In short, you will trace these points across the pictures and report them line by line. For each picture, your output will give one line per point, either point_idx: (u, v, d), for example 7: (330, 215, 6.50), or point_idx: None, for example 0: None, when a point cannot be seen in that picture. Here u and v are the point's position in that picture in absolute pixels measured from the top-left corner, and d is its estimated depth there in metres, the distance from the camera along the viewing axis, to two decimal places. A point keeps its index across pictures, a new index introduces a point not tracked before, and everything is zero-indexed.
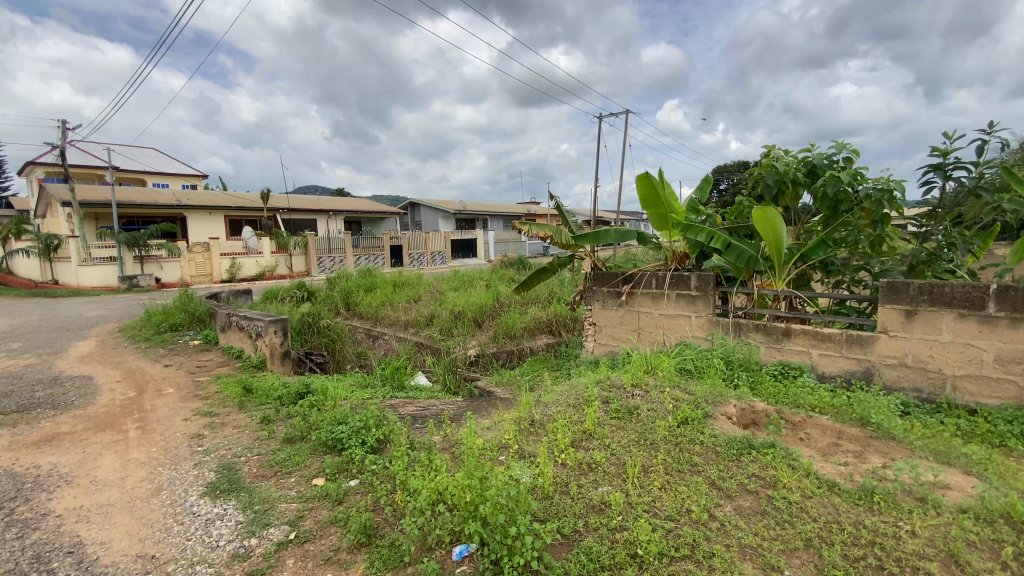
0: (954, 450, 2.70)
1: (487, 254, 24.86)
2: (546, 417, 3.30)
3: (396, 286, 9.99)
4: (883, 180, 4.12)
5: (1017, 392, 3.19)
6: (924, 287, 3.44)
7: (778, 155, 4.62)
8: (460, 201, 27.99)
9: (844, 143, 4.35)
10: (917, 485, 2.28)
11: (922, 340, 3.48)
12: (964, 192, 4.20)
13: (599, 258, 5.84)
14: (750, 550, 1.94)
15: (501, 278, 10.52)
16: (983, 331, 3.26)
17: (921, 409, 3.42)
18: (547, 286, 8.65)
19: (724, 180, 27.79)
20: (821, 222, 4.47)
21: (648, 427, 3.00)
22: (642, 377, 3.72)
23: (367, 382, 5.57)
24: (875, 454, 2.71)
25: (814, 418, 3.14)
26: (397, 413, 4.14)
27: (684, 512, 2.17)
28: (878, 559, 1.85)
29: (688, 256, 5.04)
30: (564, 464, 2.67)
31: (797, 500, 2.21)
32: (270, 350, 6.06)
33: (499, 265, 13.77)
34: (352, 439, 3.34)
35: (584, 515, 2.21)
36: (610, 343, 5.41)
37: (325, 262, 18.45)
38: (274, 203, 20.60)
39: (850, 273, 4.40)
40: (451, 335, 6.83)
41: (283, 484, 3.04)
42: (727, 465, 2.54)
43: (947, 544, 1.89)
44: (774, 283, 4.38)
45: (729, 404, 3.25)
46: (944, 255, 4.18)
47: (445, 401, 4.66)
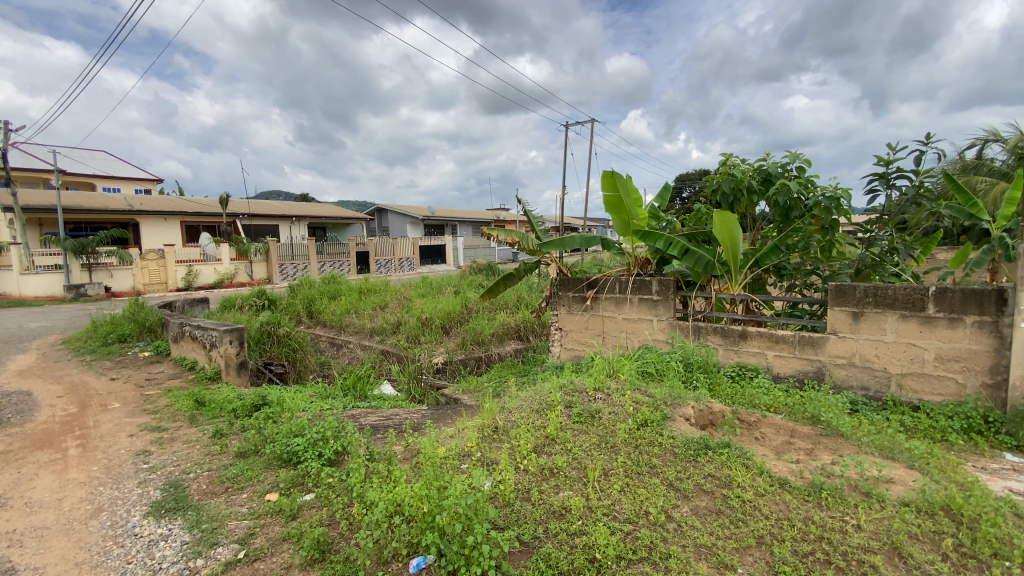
0: (898, 445, 2.82)
1: (456, 260, 24.72)
2: (510, 424, 3.27)
3: (362, 293, 9.80)
4: (832, 188, 4.30)
5: (956, 388, 3.35)
6: (869, 289, 3.59)
7: (734, 163, 4.76)
8: (428, 207, 27.78)
9: (796, 152, 4.52)
10: (862, 480, 2.37)
11: (868, 341, 3.64)
12: (908, 199, 4.42)
13: (564, 264, 5.88)
14: (705, 549, 1.96)
15: (469, 284, 10.46)
16: (924, 331, 3.42)
17: (868, 406, 3.58)
18: (515, 293, 8.64)
19: (686, 190, 28.48)
20: (775, 228, 4.63)
21: (608, 430, 3.02)
22: (605, 381, 3.75)
23: (328, 393, 5.39)
24: (825, 451, 2.81)
25: (768, 418, 3.22)
26: (358, 424, 4.03)
27: (642, 514, 2.19)
28: (825, 553, 1.89)
29: (650, 262, 5.14)
30: (525, 471, 2.64)
31: (750, 498, 2.25)
32: (225, 361, 5.82)
33: (468, 272, 13.71)
34: (308, 451, 3.22)
35: (545, 521, 2.19)
36: (576, 347, 5.45)
37: (288, 269, 17.87)
38: (234, 207, 19.93)
39: (801, 277, 4.57)
40: (417, 342, 6.72)
41: (234, 500, 2.90)
42: (685, 466, 2.57)
43: (890, 537, 1.96)
44: (731, 287, 4.51)
45: (687, 405, 3.32)
46: (889, 260, 4.38)
47: (409, 410, 4.56)
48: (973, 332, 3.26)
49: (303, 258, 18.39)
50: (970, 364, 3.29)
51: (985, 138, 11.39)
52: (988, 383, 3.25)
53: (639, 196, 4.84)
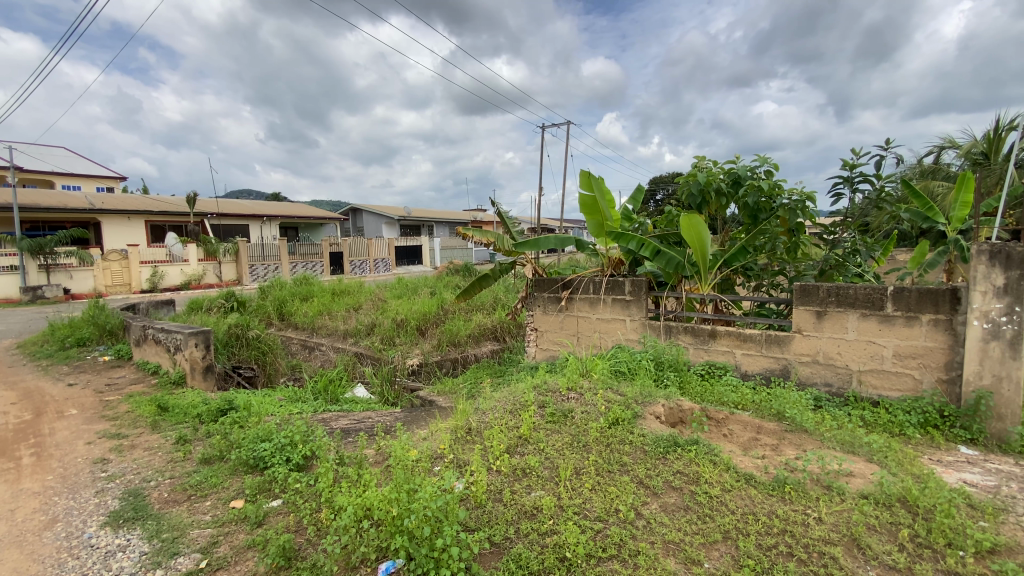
0: (858, 439, 2.92)
1: (432, 261, 24.58)
2: (483, 425, 3.25)
3: (335, 295, 9.64)
4: (797, 191, 4.43)
5: (913, 384, 3.49)
6: (832, 289, 3.71)
7: (705, 165, 4.86)
8: (404, 207, 27.52)
9: (764, 156, 4.64)
10: (823, 474, 2.44)
11: (831, 339, 3.75)
12: (870, 202, 4.58)
13: (539, 264, 5.90)
14: (673, 545, 1.99)
15: (445, 285, 10.39)
16: (883, 329, 3.55)
17: (831, 402, 3.70)
18: (491, 293, 8.62)
19: (660, 192, 28.91)
20: (743, 230, 4.74)
21: (581, 429, 3.03)
22: (579, 380, 3.77)
23: (298, 396, 5.27)
24: (789, 446, 2.88)
25: (736, 415, 3.30)
26: (328, 427, 3.95)
27: (613, 512, 2.20)
28: (788, 546, 1.94)
29: (623, 263, 5.20)
30: (498, 471, 2.63)
31: (717, 494, 2.29)
32: (191, 365, 5.64)
33: (444, 272, 13.63)
34: (275, 456, 3.14)
35: (516, 521, 2.19)
36: (551, 347, 5.46)
37: (258, 270, 17.47)
38: (202, 207, 19.29)
39: (768, 277, 4.69)
40: (392, 344, 6.64)
41: (197, 508, 2.80)
42: (654, 463, 2.61)
43: (849, 529, 2.02)
44: (701, 287, 4.60)
45: (657, 404, 3.36)
46: (851, 261, 4.52)
47: (382, 413, 4.49)
48: (929, 329, 3.39)
49: (274, 259, 17.96)
50: (926, 361, 3.43)
51: (941, 145, 11.94)
52: (943, 378, 3.38)
53: (613, 197, 4.88)
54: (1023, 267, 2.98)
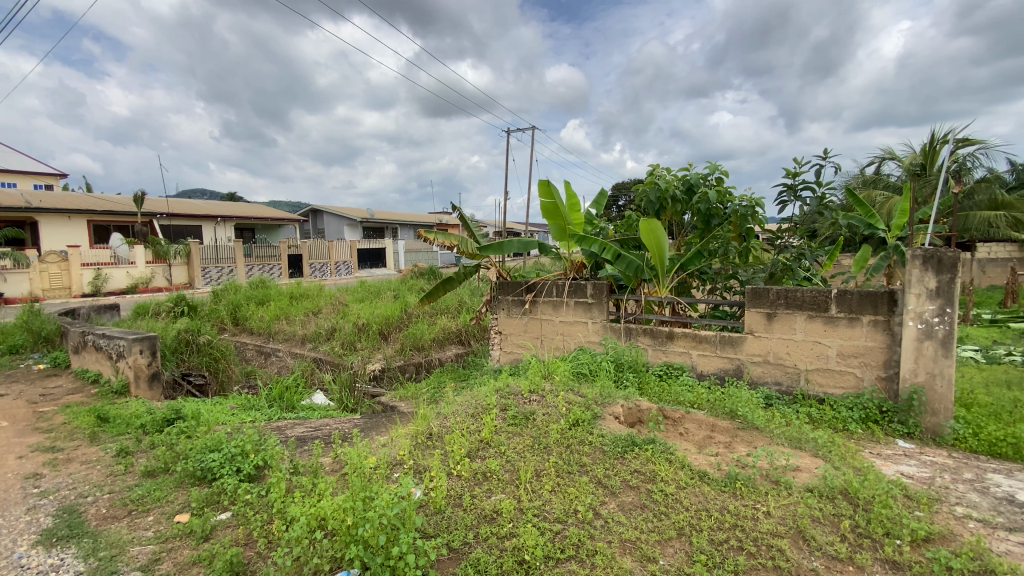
0: (804, 435, 3.05)
1: (396, 264, 24.25)
2: (444, 429, 3.21)
3: (294, 299, 9.34)
4: (747, 198, 4.61)
5: (855, 381, 3.66)
6: (781, 292, 3.88)
7: (661, 173, 4.99)
8: (367, 209, 27.06)
9: (715, 164, 4.81)
10: (772, 469, 2.54)
11: (780, 339, 3.91)
12: (815, 210, 4.81)
13: (503, 268, 5.91)
14: (629, 544, 2.02)
15: (409, 288, 10.25)
16: (828, 329, 3.72)
17: (781, 400, 3.86)
18: (456, 297, 8.57)
19: (623, 198, 29.50)
20: (697, 235, 4.90)
21: (542, 431, 3.04)
22: (540, 383, 3.78)
23: (252, 404, 5.07)
24: (741, 443, 2.99)
25: (691, 414, 3.40)
26: (283, 436, 3.81)
27: (572, 513, 2.21)
28: (738, 540, 2.00)
29: (585, 266, 5.26)
30: (458, 476, 2.60)
31: (672, 491, 2.35)
32: (135, 373, 5.34)
33: (408, 275, 13.46)
34: (224, 467, 3.00)
35: (475, 526, 2.16)
36: (515, 350, 5.47)
37: (210, 272, 16.75)
38: (150, 207, 18.31)
39: (721, 281, 4.85)
40: (353, 349, 6.48)
41: (138, 524, 2.65)
42: (613, 463, 2.64)
43: (796, 521, 2.11)
44: (659, 290, 4.71)
45: (616, 404, 3.42)
46: (798, 265, 4.73)
47: (340, 420, 4.37)
48: (869, 330, 3.58)
49: (228, 261, 17.28)
50: (866, 360, 3.61)
51: (882, 156, 12.69)
52: (882, 376, 3.57)
53: (575, 202, 4.94)
54: (951, 271, 3.20)
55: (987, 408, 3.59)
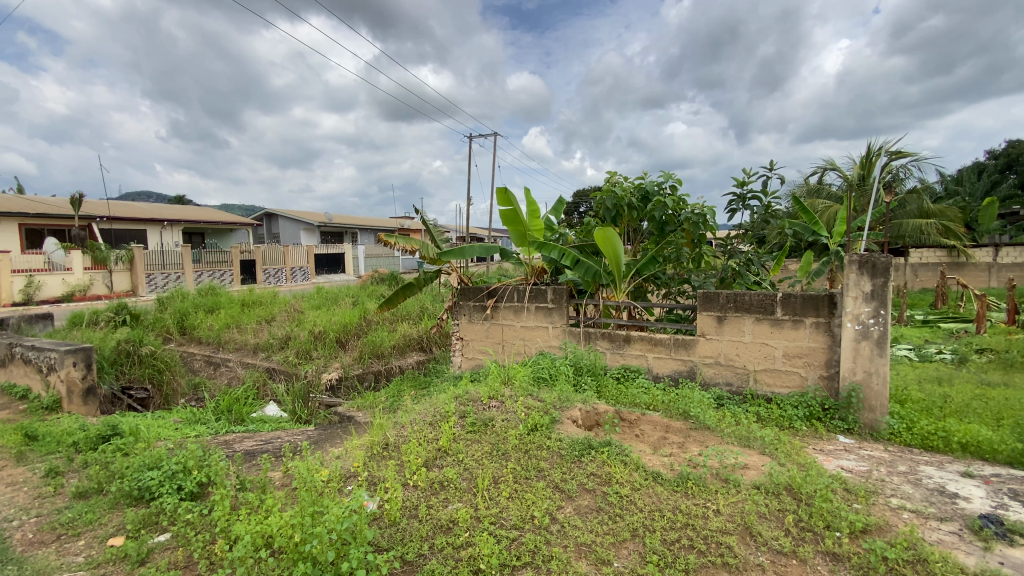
0: (753, 434, 3.16)
1: (356, 270, 23.74)
2: (401, 439, 3.12)
3: (246, 306, 8.98)
4: (699, 206, 4.77)
5: (799, 381, 3.83)
6: (730, 296, 4.02)
7: (617, 180, 5.10)
8: (325, 214, 26.40)
9: (669, 173, 4.95)
10: (722, 468, 2.62)
11: (731, 341, 4.05)
12: (762, 217, 5.01)
13: (464, 273, 5.87)
14: (585, 547, 2.03)
15: (369, 295, 10.04)
16: (774, 332, 3.88)
17: (732, 400, 3.99)
18: (417, 303, 8.45)
19: (584, 205, 29.99)
20: (653, 242, 5.03)
21: (500, 437, 3.02)
22: (499, 388, 3.77)
23: (198, 418, 4.84)
24: (694, 443, 3.07)
25: (647, 416, 3.48)
26: (230, 450, 3.64)
27: (529, 519, 2.21)
28: (689, 539, 2.05)
29: (545, 272, 5.30)
30: (415, 486, 2.54)
31: (627, 493, 2.38)
32: (67, 387, 4.98)
33: (368, 281, 13.21)
34: (164, 486, 2.83)
35: (431, 536, 2.12)
36: (476, 356, 5.44)
37: (156, 279, 15.83)
38: (88, 210, 17.24)
39: (675, 285, 4.99)
40: (308, 358, 6.27)
41: (67, 549, 2.46)
42: (570, 467, 2.66)
43: (743, 518, 2.18)
44: (616, 295, 4.79)
45: (574, 408, 3.46)
46: (748, 270, 4.92)
47: (293, 432, 4.21)
48: (812, 331, 3.76)
49: (176, 267, 16.48)
50: (810, 360, 3.79)
51: (824, 167, 13.41)
52: (824, 375, 3.75)
53: (534, 208, 4.98)
54: (885, 276, 3.40)
55: (919, 403, 3.83)
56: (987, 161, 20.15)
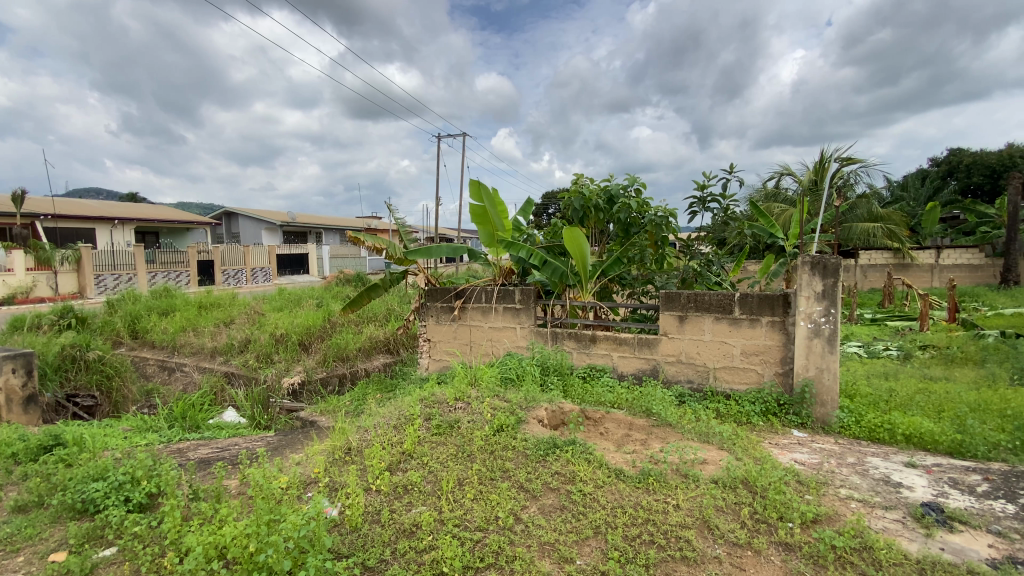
0: (712, 429, 3.26)
1: (320, 271, 23.19)
2: (364, 443, 3.06)
3: (203, 309, 8.63)
4: (662, 208, 4.89)
5: (756, 377, 3.97)
6: (691, 296, 4.13)
7: (584, 182, 5.16)
8: (289, 215, 25.74)
9: (634, 176, 5.04)
10: (681, 464, 2.68)
11: (692, 340, 4.16)
12: (721, 220, 5.16)
13: (431, 274, 5.82)
14: (549, 547, 2.04)
15: (334, 296, 9.83)
16: (732, 331, 4.01)
17: (693, 397, 4.10)
18: (384, 304, 8.31)
19: (552, 206, 30.27)
20: (618, 243, 5.11)
21: (466, 439, 3.00)
22: (466, 390, 3.75)
23: (149, 426, 4.64)
24: (656, 440, 3.14)
25: (611, 414, 3.53)
26: (182, 459, 3.49)
27: (493, 520, 2.20)
28: (650, 534, 2.09)
29: (513, 273, 5.31)
30: (377, 491, 2.49)
31: (590, 491, 2.41)
32: (5, 396, 4.67)
33: (333, 283, 12.92)
34: (109, 498, 2.68)
35: (394, 541, 2.09)
36: (443, 358, 5.39)
37: (106, 280, 15.06)
38: (30, 207, 16.23)
39: (640, 285, 5.09)
40: (269, 361, 6.07)
41: (2, 568, 2.31)
42: (534, 467, 2.67)
43: (702, 512, 2.23)
44: (582, 295, 4.84)
45: (540, 408, 3.49)
46: (709, 271, 5.06)
47: (252, 438, 4.08)
48: (768, 330, 3.89)
49: (127, 267, 15.71)
50: (766, 357, 3.92)
51: (781, 171, 13.96)
52: (780, 372, 3.89)
53: (503, 208, 4.98)
54: (835, 276, 3.55)
55: (867, 398, 4.02)
56: (930, 168, 21.37)
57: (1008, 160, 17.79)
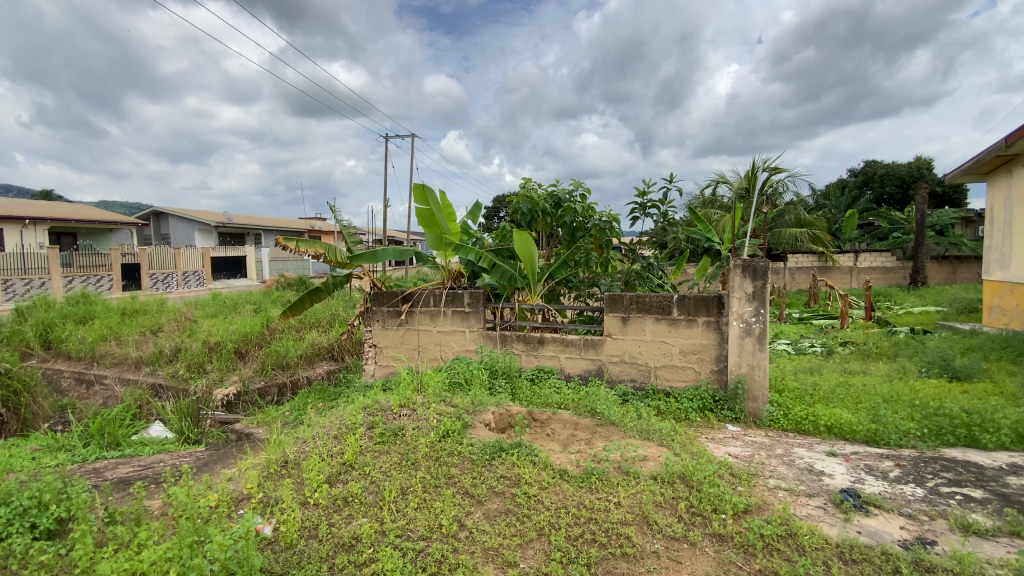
0: (652, 427, 3.37)
1: (259, 274, 22.10)
2: (302, 455, 2.94)
3: (127, 316, 8.03)
4: (606, 213, 5.04)
5: (694, 375, 4.14)
6: (633, 298, 4.25)
7: (532, 186, 5.21)
8: (225, 215, 24.41)
9: (579, 182, 5.14)
10: (622, 462, 2.76)
11: (634, 340, 4.28)
12: (662, 225, 5.36)
13: (377, 278, 5.67)
14: (492, 551, 2.03)
15: (274, 301, 9.41)
16: (671, 331, 4.16)
17: (636, 395, 4.23)
18: (327, 309, 8.03)
19: (502, 209, 30.44)
20: (565, 246, 5.20)
21: (411, 446, 2.95)
22: (411, 396, 3.68)
23: (61, 446, 4.26)
24: (600, 439, 3.21)
25: (558, 415, 3.58)
26: (98, 480, 3.22)
27: (436, 528, 2.17)
28: (592, 533, 2.13)
29: (463, 275, 5.25)
30: (315, 505, 2.40)
31: (535, 493, 2.43)
32: None
33: (274, 286, 12.37)
34: (11, 525, 2.42)
35: (332, 557, 2.02)
36: (389, 363, 5.28)
37: (14, 286, 13.68)
38: None
39: (586, 288, 5.15)
40: (202, 371, 5.71)
41: None
42: (480, 471, 2.65)
43: (642, 509, 2.30)
44: (531, 298, 4.88)
45: (488, 411, 3.49)
46: (651, 274, 5.24)
47: (180, 454, 3.83)
48: (704, 330, 4.07)
49: (40, 271, 14.32)
50: (702, 356, 4.10)
51: (717, 179, 14.73)
52: (715, 369, 4.07)
53: (450, 211, 4.93)
54: (764, 278, 3.76)
55: (794, 392, 4.30)
56: (849, 178, 23.20)
57: (916, 172, 19.88)
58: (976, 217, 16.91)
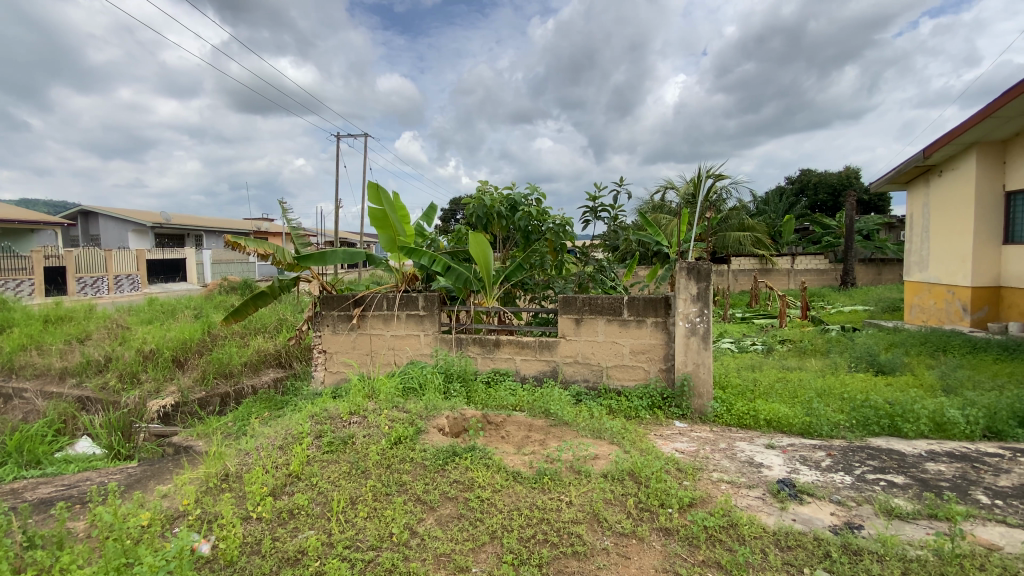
0: (604, 426, 3.44)
1: (200, 277, 20.97)
2: (245, 467, 2.81)
3: (50, 323, 7.43)
4: (560, 217, 5.12)
5: (643, 374, 4.27)
6: (586, 300, 4.34)
7: (487, 189, 5.23)
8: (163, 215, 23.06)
9: (534, 185, 5.20)
10: (575, 461, 2.81)
11: (587, 341, 4.37)
12: (613, 229, 5.49)
13: (327, 281, 5.50)
14: (444, 558, 2.02)
15: (216, 306, 8.97)
16: (622, 331, 4.27)
17: (588, 395, 4.32)
18: (274, 313, 7.72)
19: (458, 212, 30.33)
20: (520, 250, 5.26)
21: (361, 454, 2.88)
22: (362, 402, 3.59)
23: None
24: (553, 439, 3.26)
25: (512, 417, 3.60)
26: (14, 502, 2.96)
27: (386, 537, 2.14)
28: (544, 533, 2.16)
29: (417, 279, 5.19)
30: (258, 519, 2.30)
31: (488, 496, 2.43)
32: None
33: (216, 290, 11.80)
34: None
35: (275, 572, 1.95)
36: (340, 369, 5.14)
37: None
38: None
39: (540, 290, 5.22)
40: (135, 382, 5.35)
41: None
42: (432, 477, 2.62)
43: (592, 506, 2.35)
44: (486, 301, 4.87)
45: (442, 416, 3.47)
46: (603, 276, 5.36)
47: (110, 471, 3.58)
48: (653, 330, 4.21)
49: None
50: (651, 355, 4.24)
51: (665, 185, 15.28)
52: (663, 367, 4.22)
53: (404, 213, 4.87)
54: (707, 280, 3.93)
55: (736, 388, 4.51)
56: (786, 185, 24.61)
57: (846, 180, 21.33)
58: (898, 223, 18.33)
